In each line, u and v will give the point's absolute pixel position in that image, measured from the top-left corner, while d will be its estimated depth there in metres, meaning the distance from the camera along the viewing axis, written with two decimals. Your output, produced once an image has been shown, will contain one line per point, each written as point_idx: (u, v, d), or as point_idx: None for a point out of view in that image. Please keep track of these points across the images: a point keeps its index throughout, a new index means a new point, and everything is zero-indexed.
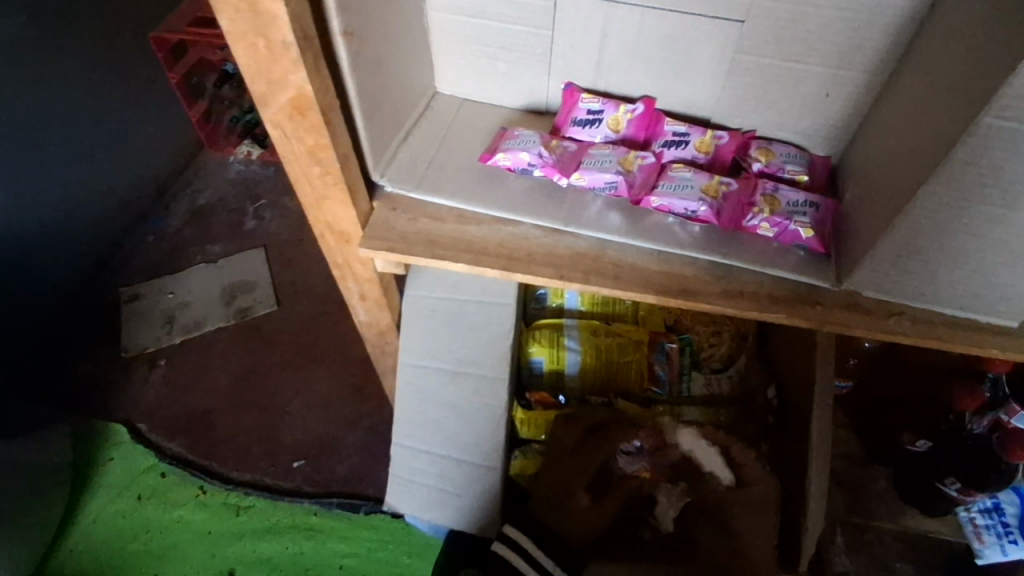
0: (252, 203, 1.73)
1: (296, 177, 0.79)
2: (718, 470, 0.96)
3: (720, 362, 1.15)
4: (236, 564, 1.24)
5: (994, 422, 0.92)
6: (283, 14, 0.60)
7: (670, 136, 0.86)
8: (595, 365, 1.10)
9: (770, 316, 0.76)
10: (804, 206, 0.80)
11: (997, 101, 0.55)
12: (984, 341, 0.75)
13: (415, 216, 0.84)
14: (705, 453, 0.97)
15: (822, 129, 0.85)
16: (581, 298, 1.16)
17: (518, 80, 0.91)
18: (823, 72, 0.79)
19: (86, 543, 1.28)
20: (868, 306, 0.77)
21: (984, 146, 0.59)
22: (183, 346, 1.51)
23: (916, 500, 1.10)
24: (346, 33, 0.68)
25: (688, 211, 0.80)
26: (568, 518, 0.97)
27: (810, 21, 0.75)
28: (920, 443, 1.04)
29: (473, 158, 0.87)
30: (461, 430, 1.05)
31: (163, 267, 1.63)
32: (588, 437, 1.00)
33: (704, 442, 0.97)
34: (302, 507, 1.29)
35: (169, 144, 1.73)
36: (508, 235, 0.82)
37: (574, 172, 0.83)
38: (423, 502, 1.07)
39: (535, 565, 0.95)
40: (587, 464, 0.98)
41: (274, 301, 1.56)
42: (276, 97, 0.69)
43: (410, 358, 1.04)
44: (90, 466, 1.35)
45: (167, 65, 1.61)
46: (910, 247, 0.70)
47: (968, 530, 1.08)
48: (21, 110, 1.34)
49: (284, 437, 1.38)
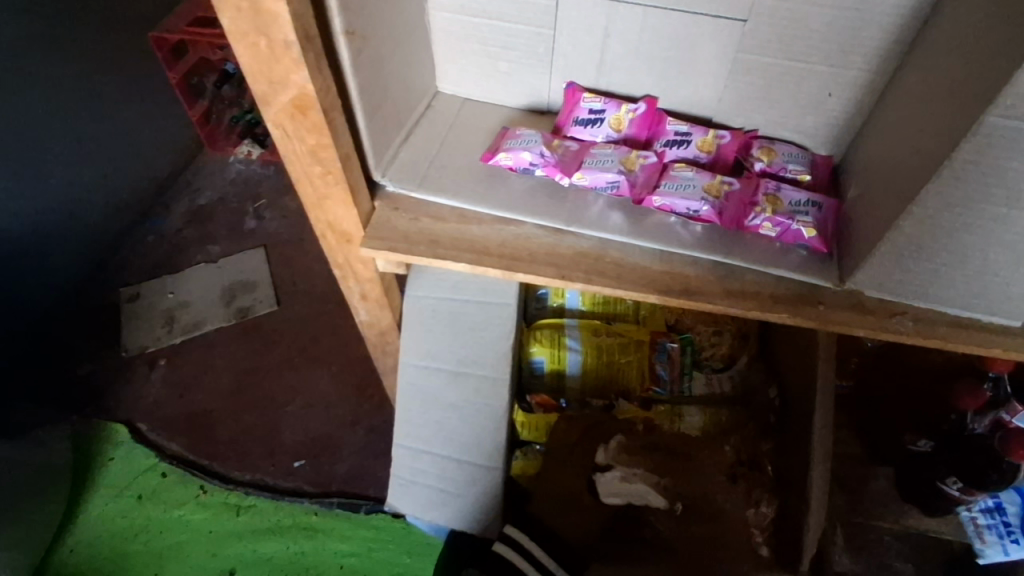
0: (252, 203, 1.73)
1: (297, 178, 0.79)
2: (653, 501, 0.96)
3: (721, 361, 1.15)
4: (236, 565, 1.24)
5: (997, 421, 0.93)
6: (284, 13, 0.59)
7: (672, 136, 0.86)
8: (596, 365, 1.10)
9: (771, 316, 0.76)
10: (806, 206, 0.80)
11: (1000, 100, 0.55)
12: (987, 340, 0.75)
13: (416, 216, 0.83)
14: (629, 488, 0.96)
15: (824, 129, 0.85)
16: (581, 298, 1.16)
17: (520, 79, 0.91)
18: (825, 71, 0.79)
19: (85, 544, 1.27)
20: (871, 306, 0.77)
21: (989, 146, 0.58)
22: (182, 346, 1.51)
23: (916, 497, 1.08)
24: (348, 32, 0.68)
25: (690, 210, 0.80)
26: (569, 516, 0.98)
27: (811, 21, 0.75)
28: (921, 443, 1.05)
29: (475, 158, 0.87)
30: (462, 431, 1.04)
31: (162, 267, 1.62)
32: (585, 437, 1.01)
33: (622, 479, 0.97)
34: (302, 506, 1.29)
35: (169, 144, 1.72)
36: (510, 235, 0.81)
37: (575, 172, 0.83)
38: (425, 502, 1.07)
39: (536, 564, 0.95)
40: (576, 465, 1.00)
41: (273, 301, 1.56)
42: (277, 96, 0.69)
43: (410, 358, 1.04)
44: (89, 467, 1.35)
45: (167, 65, 1.60)
46: (912, 247, 0.69)
47: (971, 529, 1.07)
48: (20, 110, 1.34)
49: (284, 438, 1.38)
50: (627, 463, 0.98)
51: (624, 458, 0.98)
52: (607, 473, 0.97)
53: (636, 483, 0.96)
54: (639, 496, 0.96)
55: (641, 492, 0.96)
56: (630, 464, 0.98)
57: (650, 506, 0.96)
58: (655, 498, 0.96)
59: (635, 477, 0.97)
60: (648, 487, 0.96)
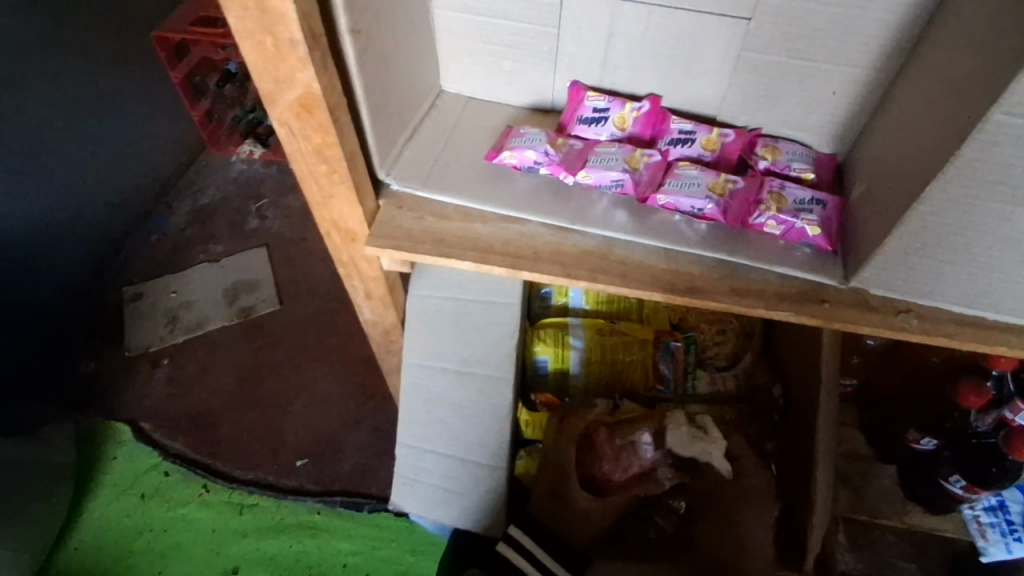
0: (254, 202, 1.73)
1: (302, 176, 0.79)
2: (715, 460, 0.95)
3: (725, 360, 1.15)
4: (239, 564, 1.24)
5: (999, 419, 0.93)
6: (291, 12, 0.59)
7: (676, 134, 0.86)
8: (599, 365, 1.10)
9: (777, 314, 0.76)
10: (811, 204, 0.80)
11: (1007, 98, 0.55)
12: (992, 338, 0.75)
13: (421, 214, 0.84)
14: (700, 443, 0.95)
15: (828, 126, 0.85)
16: (585, 297, 1.16)
17: (524, 78, 0.91)
18: (830, 69, 0.79)
19: (88, 544, 1.28)
20: (876, 304, 0.77)
21: (994, 144, 0.59)
22: (184, 345, 1.51)
23: (923, 498, 1.09)
24: (353, 31, 0.68)
25: (695, 209, 0.80)
26: (568, 520, 0.96)
27: (816, 19, 0.75)
28: (925, 441, 1.03)
29: (480, 157, 0.87)
30: (466, 430, 1.04)
31: (164, 267, 1.62)
32: (569, 427, 0.98)
33: (696, 434, 0.95)
34: (305, 506, 1.29)
35: (170, 144, 1.72)
36: (515, 233, 0.82)
37: (579, 170, 0.83)
38: (428, 501, 1.07)
39: (537, 565, 0.95)
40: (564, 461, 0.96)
41: (276, 300, 1.56)
42: (283, 95, 0.69)
43: (414, 357, 1.04)
44: (91, 467, 1.35)
45: (170, 65, 1.61)
46: (916, 246, 0.70)
47: (974, 528, 1.07)
48: (23, 110, 1.33)
49: (287, 437, 1.38)
50: (701, 424, 0.97)
51: (697, 420, 0.97)
52: (682, 428, 0.95)
53: (705, 441, 0.95)
54: (704, 452, 0.95)
55: (710, 449, 0.95)
56: (703, 426, 0.97)
57: (712, 462, 0.94)
58: (719, 459, 0.95)
59: (709, 436, 0.95)
60: (718, 443, 0.95)
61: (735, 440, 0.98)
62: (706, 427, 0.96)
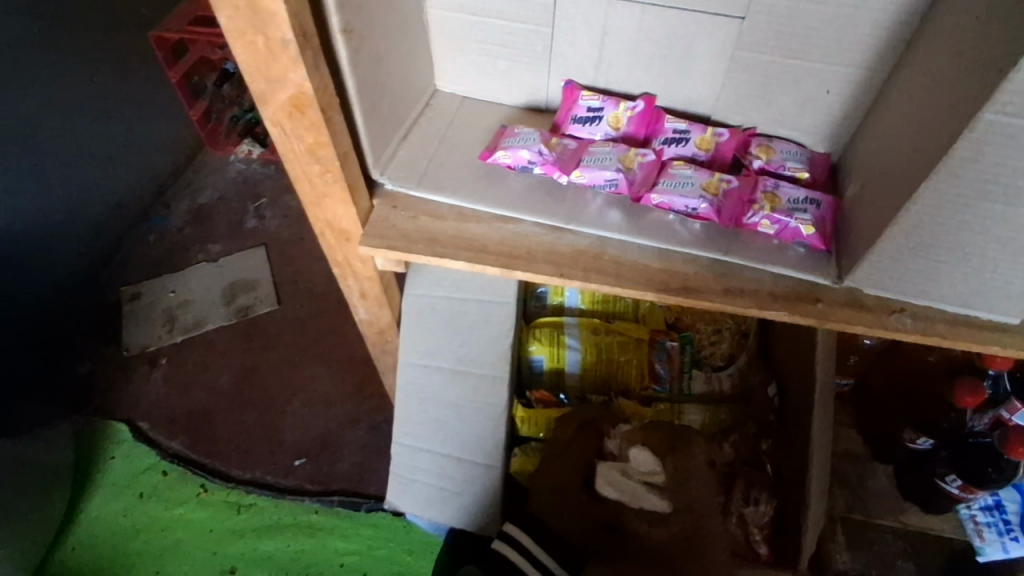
0: (253, 202, 1.73)
1: (295, 175, 0.79)
2: (646, 503, 0.92)
3: (721, 360, 1.16)
4: (237, 564, 1.24)
5: (996, 420, 0.93)
6: (282, 11, 0.59)
7: (671, 133, 0.86)
8: (595, 364, 1.10)
9: (770, 313, 0.76)
10: (805, 203, 0.80)
11: (997, 96, 0.55)
12: (985, 338, 0.75)
13: (415, 214, 0.84)
14: (626, 486, 0.93)
15: (822, 126, 0.85)
16: (581, 297, 1.16)
17: (518, 78, 0.91)
18: (824, 68, 0.79)
19: (86, 544, 1.28)
20: (869, 303, 0.77)
21: (986, 143, 0.58)
22: (182, 345, 1.51)
23: (921, 498, 1.09)
24: (346, 30, 0.68)
25: (689, 208, 0.80)
26: (566, 512, 0.95)
27: (810, 18, 0.75)
28: (921, 440, 1.03)
29: (473, 157, 0.87)
30: (462, 429, 1.05)
31: (163, 266, 1.62)
32: (579, 433, 1.00)
33: (619, 473, 0.94)
34: (303, 506, 1.30)
35: (169, 144, 1.72)
36: (507, 233, 0.81)
37: (573, 170, 0.83)
38: (424, 501, 1.07)
39: (540, 566, 0.92)
40: (575, 458, 0.98)
41: (273, 299, 1.56)
42: (275, 95, 0.69)
43: (410, 357, 1.05)
44: (90, 466, 1.35)
45: (167, 65, 1.60)
46: (911, 244, 0.69)
47: (969, 527, 1.08)
48: (21, 110, 1.33)
49: (285, 436, 1.38)
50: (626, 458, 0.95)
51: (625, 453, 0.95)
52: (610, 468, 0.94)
53: (634, 482, 0.93)
54: (633, 494, 0.93)
55: (638, 493, 0.92)
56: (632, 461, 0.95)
57: (644, 507, 0.92)
58: (649, 501, 0.92)
59: (638, 476, 0.93)
60: (639, 476, 0.94)
61: (670, 463, 0.94)
62: (630, 462, 0.94)
